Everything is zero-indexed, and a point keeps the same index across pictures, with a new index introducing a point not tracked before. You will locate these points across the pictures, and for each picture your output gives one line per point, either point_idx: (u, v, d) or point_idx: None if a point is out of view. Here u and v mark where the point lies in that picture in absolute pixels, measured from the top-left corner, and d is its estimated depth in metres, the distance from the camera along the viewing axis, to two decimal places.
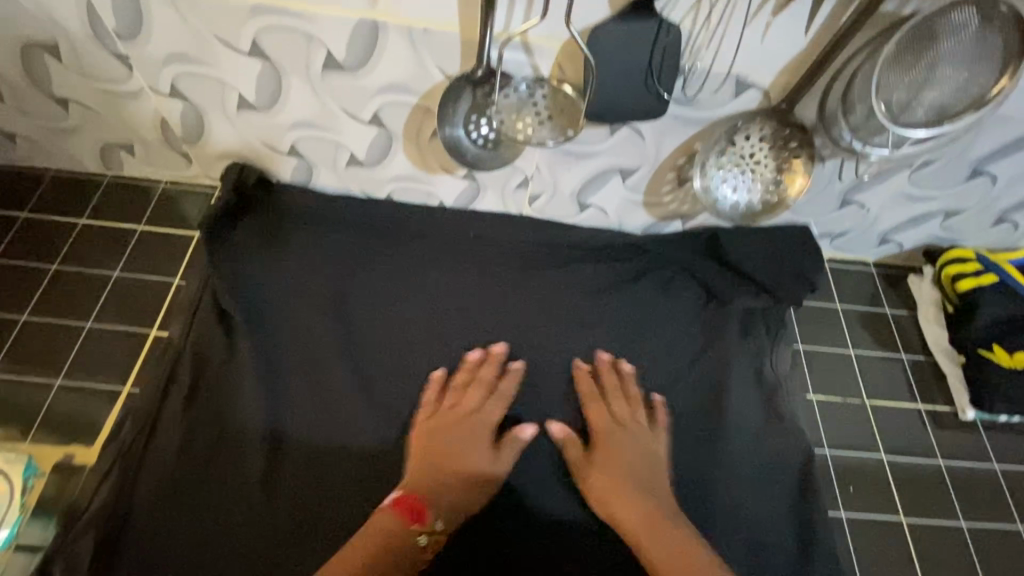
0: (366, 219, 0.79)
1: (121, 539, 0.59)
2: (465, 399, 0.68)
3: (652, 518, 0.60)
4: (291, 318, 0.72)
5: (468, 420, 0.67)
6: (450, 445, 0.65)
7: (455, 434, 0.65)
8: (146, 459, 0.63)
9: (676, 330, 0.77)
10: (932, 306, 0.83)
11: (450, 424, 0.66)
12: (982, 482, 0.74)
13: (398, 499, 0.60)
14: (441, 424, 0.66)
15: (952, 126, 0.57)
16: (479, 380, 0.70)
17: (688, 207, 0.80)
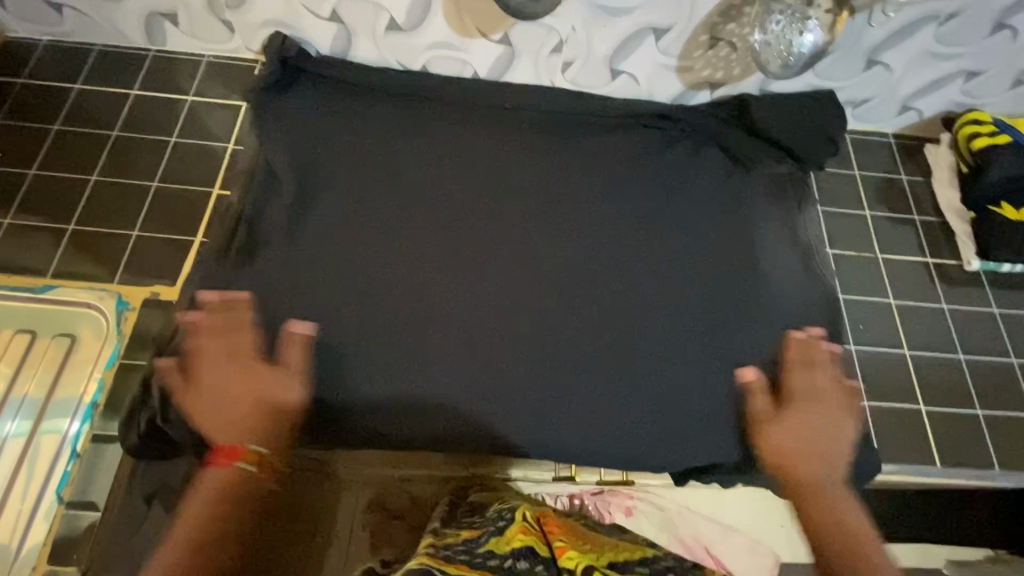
0: (403, 88, 0.82)
1: None
2: (218, 349, 0.63)
3: (811, 487, 0.60)
4: (340, 177, 0.76)
5: (238, 365, 0.62)
6: (217, 399, 0.61)
7: (225, 375, 0.61)
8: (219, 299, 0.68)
9: (706, 188, 0.81)
10: (947, 170, 0.87)
11: (249, 377, 0.62)
12: (983, 324, 0.80)
13: (227, 449, 0.59)
14: (217, 368, 0.62)
15: None
16: (230, 325, 0.65)
17: (715, 73, 0.82)
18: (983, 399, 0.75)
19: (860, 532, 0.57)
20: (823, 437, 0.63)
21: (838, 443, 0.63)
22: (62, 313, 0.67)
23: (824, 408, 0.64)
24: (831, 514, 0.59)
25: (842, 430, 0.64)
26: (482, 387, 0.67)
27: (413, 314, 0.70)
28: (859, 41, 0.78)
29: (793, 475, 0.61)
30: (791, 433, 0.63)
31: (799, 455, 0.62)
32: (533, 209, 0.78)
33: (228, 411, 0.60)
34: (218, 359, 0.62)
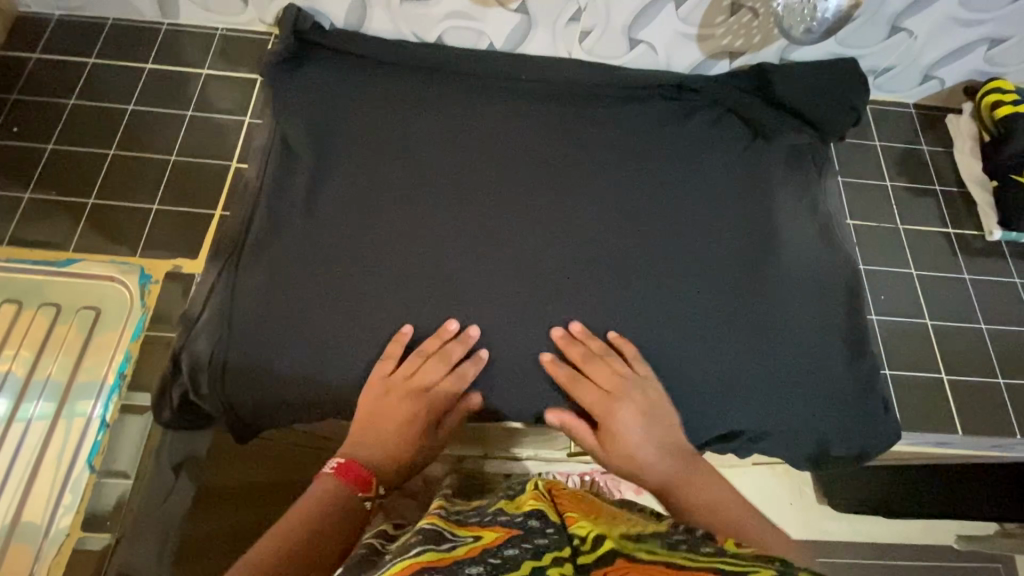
0: (419, 60, 0.81)
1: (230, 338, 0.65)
2: (434, 384, 0.64)
3: (663, 482, 0.60)
4: (357, 149, 0.76)
5: (408, 395, 0.63)
6: (374, 418, 0.61)
7: (386, 405, 0.62)
8: (241, 273, 0.68)
9: (726, 159, 0.80)
10: (969, 140, 0.86)
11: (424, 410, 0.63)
12: (1004, 294, 0.79)
13: (341, 464, 0.57)
14: (387, 397, 0.62)
15: None
16: (443, 355, 0.65)
17: (736, 42, 0.81)
18: (1004, 368, 0.75)
19: (735, 507, 0.56)
20: (655, 432, 0.63)
21: (666, 442, 0.63)
22: (86, 287, 0.69)
23: (631, 405, 0.64)
24: (718, 492, 0.59)
25: (667, 437, 0.63)
26: (504, 358, 0.68)
27: (433, 286, 0.70)
28: (881, 7, 0.76)
29: (629, 467, 0.62)
30: (618, 442, 0.63)
31: (624, 457, 0.62)
32: (551, 180, 0.78)
33: (381, 440, 0.60)
34: (380, 393, 0.63)
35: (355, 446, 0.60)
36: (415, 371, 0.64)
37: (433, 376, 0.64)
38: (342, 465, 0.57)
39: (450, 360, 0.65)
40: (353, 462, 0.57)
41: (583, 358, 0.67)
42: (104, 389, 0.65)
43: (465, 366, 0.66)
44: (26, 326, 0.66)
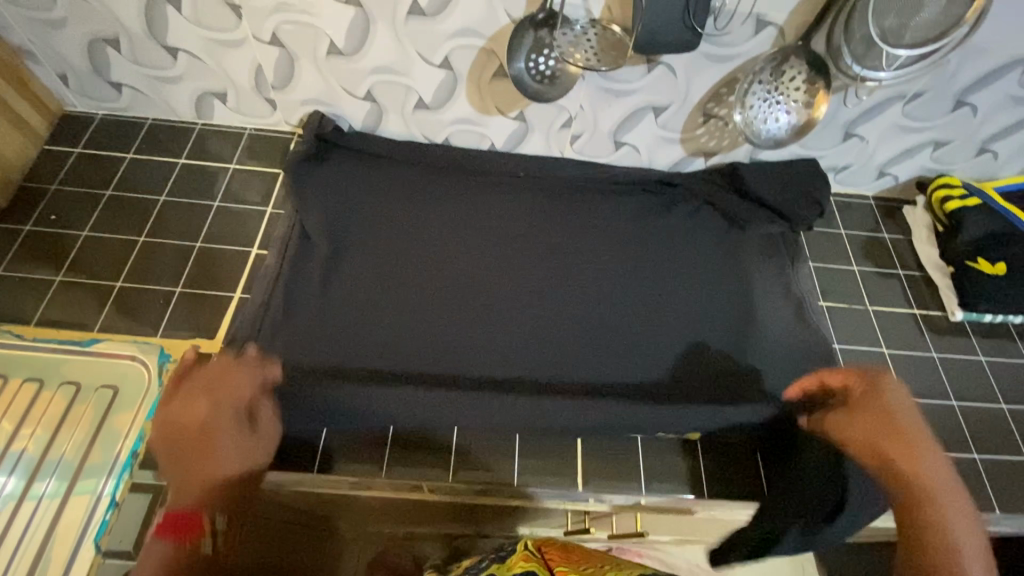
0: (428, 159, 0.90)
1: None
2: (221, 395, 0.61)
3: (923, 493, 0.51)
4: (369, 238, 0.82)
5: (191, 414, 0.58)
6: (173, 432, 0.58)
7: (179, 415, 0.58)
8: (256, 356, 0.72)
9: (705, 248, 0.88)
10: (925, 228, 0.95)
11: (217, 395, 0.60)
12: (972, 373, 0.85)
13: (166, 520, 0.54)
14: (173, 412, 0.59)
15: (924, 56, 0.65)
16: (230, 370, 0.63)
17: (714, 144, 0.91)
18: (978, 444, 0.79)
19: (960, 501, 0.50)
20: (923, 445, 0.54)
21: (952, 470, 0.52)
22: (106, 366, 0.71)
23: (899, 402, 0.57)
24: (966, 535, 0.47)
25: (948, 457, 0.53)
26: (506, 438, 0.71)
27: (437, 367, 0.74)
28: (834, 118, 0.85)
29: (900, 460, 0.53)
30: (871, 421, 0.57)
31: (891, 442, 0.54)
32: (549, 266, 0.84)
33: (190, 433, 0.57)
34: (161, 416, 0.59)
35: (171, 474, 0.56)
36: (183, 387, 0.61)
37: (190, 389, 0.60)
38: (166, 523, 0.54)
39: (227, 374, 0.62)
40: (172, 509, 0.54)
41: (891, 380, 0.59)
42: (114, 468, 0.65)
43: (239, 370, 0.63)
44: (50, 400, 0.69)
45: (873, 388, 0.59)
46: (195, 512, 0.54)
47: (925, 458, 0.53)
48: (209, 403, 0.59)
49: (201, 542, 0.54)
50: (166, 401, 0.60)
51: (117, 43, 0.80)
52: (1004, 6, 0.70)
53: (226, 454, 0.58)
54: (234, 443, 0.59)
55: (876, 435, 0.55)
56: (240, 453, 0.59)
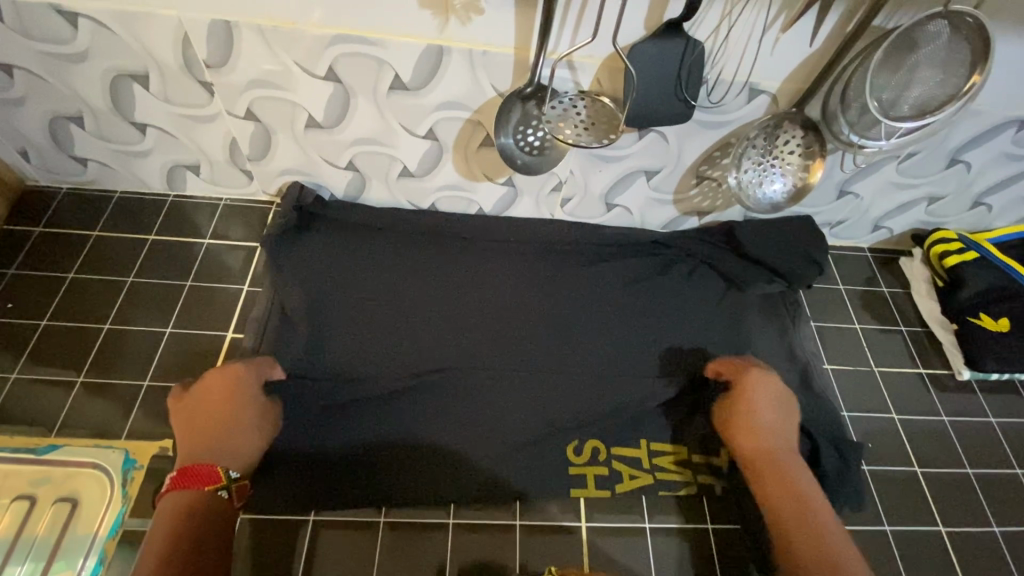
0: (414, 226, 0.86)
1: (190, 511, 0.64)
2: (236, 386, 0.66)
3: (772, 463, 0.64)
4: (355, 316, 0.78)
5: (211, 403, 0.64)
6: (196, 418, 0.63)
7: (202, 402, 0.64)
8: None
9: (703, 313, 0.85)
10: (924, 282, 0.93)
11: (232, 393, 0.65)
12: (984, 436, 0.82)
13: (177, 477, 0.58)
14: (199, 400, 0.64)
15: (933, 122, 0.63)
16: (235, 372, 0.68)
17: (708, 203, 0.89)
18: (996, 515, 0.76)
19: (790, 474, 0.63)
20: (773, 421, 0.68)
21: (782, 443, 0.66)
22: (63, 475, 0.65)
23: (769, 389, 0.70)
24: (811, 496, 0.61)
25: (786, 434, 0.67)
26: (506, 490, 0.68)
27: (428, 460, 0.69)
28: (828, 179, 0.84)
29: (755, 440, 0.66)
30: (742, 411, 0.69)
31: (740, 426, 0.68)
32: (545, 339, 0.81)
33: (215, 416, 0.63)
34: (186, 400, 0.64)
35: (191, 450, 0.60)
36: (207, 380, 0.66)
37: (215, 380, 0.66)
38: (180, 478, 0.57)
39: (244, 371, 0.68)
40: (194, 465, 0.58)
41: (760, 372, 0.72)
42: None
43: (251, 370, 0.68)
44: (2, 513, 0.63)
45: (743, 381, 0.71)
46: (216, 471, 0.58)
47: (757, 431, 0.67)
48: (234, 394, 0.65)
49: (219, 491, 0.58)
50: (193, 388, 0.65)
51: (80, 119, 0.76)
52: (998, 68, 0.70)
53: (242, 442, 0.63)
54: (246, 438, 0.63)
55: (733, 424, 0.68)
56: (250, 440, 0.64)
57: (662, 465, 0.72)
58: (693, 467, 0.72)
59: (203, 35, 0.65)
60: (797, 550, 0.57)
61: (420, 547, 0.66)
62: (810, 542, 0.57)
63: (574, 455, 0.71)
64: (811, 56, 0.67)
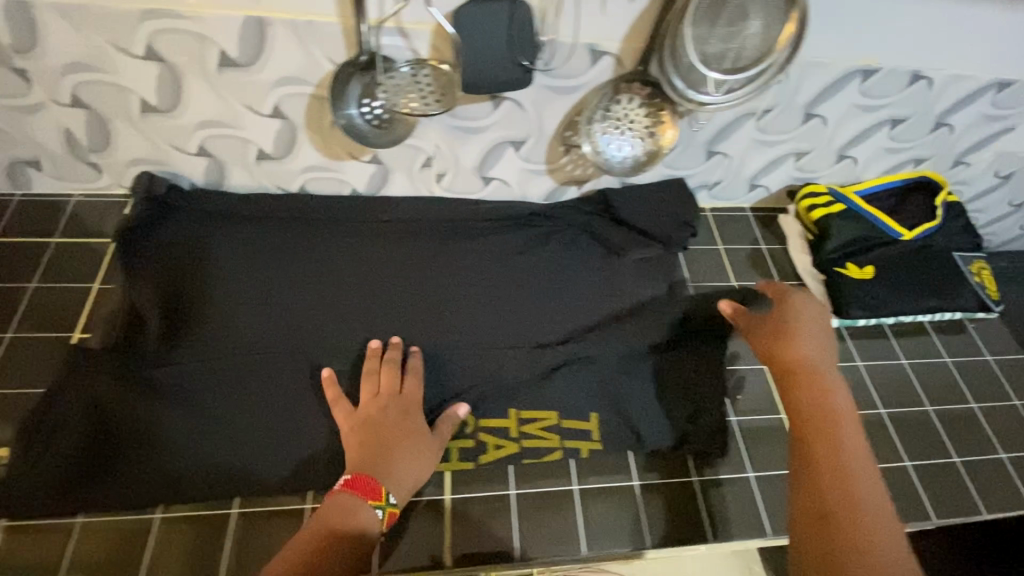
0: (282, 212, 0.83)
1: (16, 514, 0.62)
2: (394, 384, 0.70)
3: (806, 367, 0.64)
4: (215, 307, 0.75)
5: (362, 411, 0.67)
6: (384, 430, 0.65)
7: (387, 416, 0.67)
8: (49, 442, 0.64)
9: (581, 281, 0.86)
10: (798, 238, 0.95)
11: (412, 407, 0.69)
12: (850, 380, 0.85)
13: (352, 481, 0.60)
14: (384, 413, 0.67)
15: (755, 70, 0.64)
16: (392, 369, 0.72)
17: (583, 172, 0.89)
18: None
19: (820, 379, 0.62)
20: (817, 337, 0.68)
21: (820, 355, 0.65)
22: None
23: (810, 310, 0.71)
24: (840, 408, 0.59)
25: (829, 352, 0.66)
26: (443, 432, 0.69)
27: (285, 449, 0.68)
28: (693, 139, 0.85)
29: (798, 343, 0.66)
30: (779, 321, 0.70)
31: (788, 336, 0.67)
32: (421, 319, 0.80)
33: (386, 425, 0.66)
34: (362, 416, 0.66)
35: (359, 461, 0.62)
36: (380, 390, 0.70)
37: (408, 389, 0.70)
38: (352, 481, 0.60)
39: (410, 363, 0.73)
40: (362, 476, 0.60)
41: (803, 298, 0.73)
42: None
43: (409, 363, 0.73)
44: None
45: (785, 297, 0.73)
46: (380, 488, 0.60)
47: (803, 344, 0.66)
48: (415, 397, 0.70)
49: (377, 509, 0.59)
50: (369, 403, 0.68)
51: None
52: (825, 17, 0.72)
53: (421, 447, 0.66)
54: (426, 443, 0.67)
55: (776, 330, 0.69)
56: (435, 448, 0.67)
57: (530, 432, 0.73)
58: (560, 433, 0.73)
59: (3, 16, 0.62)
60: (815, 461, 0.55)
61: (271, 541, 0.64)
62: (836, 474, 0.53)
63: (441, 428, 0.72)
64: (641, 14, 0.68)
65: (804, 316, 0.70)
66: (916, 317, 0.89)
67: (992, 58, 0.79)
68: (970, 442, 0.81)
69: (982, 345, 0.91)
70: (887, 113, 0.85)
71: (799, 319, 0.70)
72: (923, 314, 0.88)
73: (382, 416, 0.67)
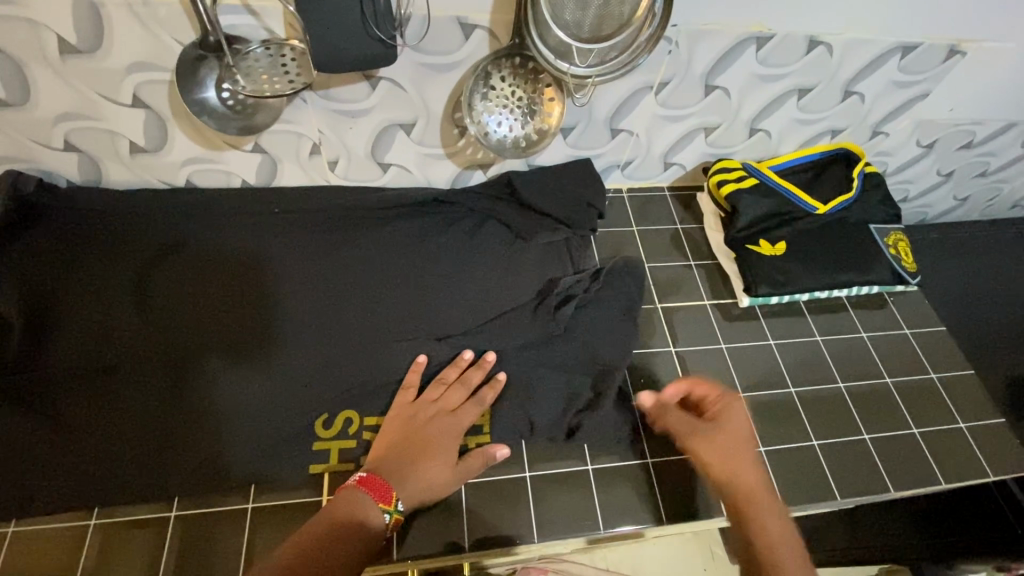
0: (163, 207, 0.79)
1: None
2: (458, 397, 0.69)
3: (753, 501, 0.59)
4: (85, 307, 0.71)
5: (423, 416, 0.67)
6: (416, 439, 0.65)
7: (433, 426, 0.66)
8: None
9: (484, 266, 0.82)
10: (712, 216, 0.92)
11: (455, 426, 0.67)
12: (762, 359, 0.82)
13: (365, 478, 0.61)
14: (430, 422, 0.67)
15: (621, 36, 0.62)
16: (463, 381, 0.71)
17: (485, 155, 0.86)
18: (765, 435, 0.75)
19: (759, 498, 0.59)
20: (747, 447, 0.63)
21: (757, 471, 0.62)
22: None
23: (737, 414, 0.66)
24: (780, 523, 0.58)
25: (757, 458, 0.63)
26: (472, 462, 0.66)
27: (154, 453, 0.64)
28: (592, 116, 0.82)
29: (744, 476, 0.61)
30: (722, 447, 0.63)
31: (726, 457, 0.62)
32: (309, 311, 0.76)
33: (417, 439, 0.65)
34: (410, 416, 0.67)
35: (383, 459, 0.64)
36: (440, 398, 0.69)
37: (466, 405, 0.69)
38: (365, 478, 0.61)
39: (487, 392, 0.70)
40: (375, 476, 0.62)
41: (735, 402, 0.67)
42: None
43: (484, 391, 0.70)
44: None
45: (725, 414, 0.66)
46: (391, 492, 0.61)
47: (741, 461, 0.62)
48: (466, 424, 0.68)
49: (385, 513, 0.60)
50: (440, 406, 0.68)
51: None
52: None
53: (442, 472, 0.64)
54: (445, 470, 0.64)
55: (716, 455, 0.63)
56: (455, 478, 0.65)
57: None
58: None
59: None
60: None
61: (133, 551, 0.61)
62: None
63: (321, 430, 0.68)
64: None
65: (732, 428, 0.65)
66: (832, 293, 0.86)
67: (888, 20, 0.77)
68: (883, 418, 0.79)
69: (900, 318, 0.89)
70: (791, 83, 0.82)
71: (729, 435, 0.64)
72: (838, 289, 0.86)
73: (433, 427, 0.66)
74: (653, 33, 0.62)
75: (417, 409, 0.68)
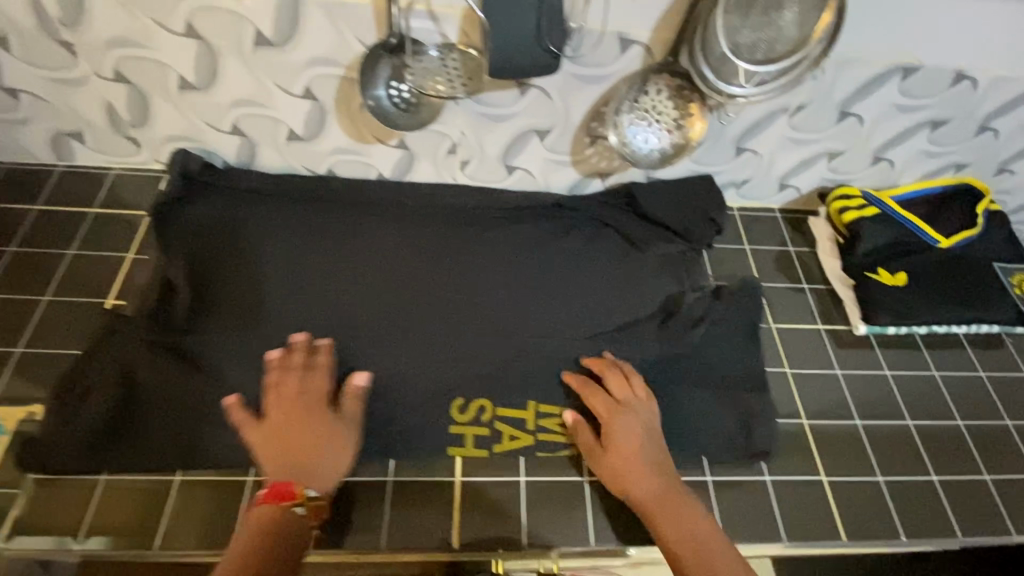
0: (309, 192, 0.84)
1: (48, 462, 0.64)
2: (292, 384, 0.68)
3: (666, 493, 0.64)
4: (241, 279, 0.77)
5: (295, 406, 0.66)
6: (300, 430, 0.65)
7: (304, 412, 0.66)
8: (84, 401, 0.67)
9: (603, 272, 0.84)
10: (828, 241, 0.92)
11: (316, 402, 0.67)
12: (878, 388, 0.82)
13: (270, 494, 0.59)
14: (300, 412, 0.66)
15: (789, 60, 0.63)
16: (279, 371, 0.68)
17: (609, 164, 0.88)
18: (882, 464, 0.75)
19: (656, 511, 0.63)
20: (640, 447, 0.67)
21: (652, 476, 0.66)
22: None
23: (634, 419, 0.69)
24: (696, 529, 0.61)
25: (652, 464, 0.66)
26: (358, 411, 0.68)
27: None
28: (721, 133, 0.83)
29: (633, 482, 0.65)
30: (617, 450, 0.67)
31: (616, 464, 0.67)
32: (439, 301, 0.79)
33: (304, 429, 0.65)
34: (284, 419, 0.65)
35: (276, 472, 0.62)
36: (282, 390, 0.67)
37: (305, 382, 0.68)
38: (268, 496, 0.59)
39: (316, 358, 0.70)
40: (278, 485, 0.60)
41: (627, 414, 0.69)
42: None
43: (313, 361, 0.70)
44: None
45: (608, 424, 0.69)
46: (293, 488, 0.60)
47: (632, 474, 0.66)
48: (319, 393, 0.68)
49: (296, 506, 0.59)
50: (288, 401, 0.66)
51: None
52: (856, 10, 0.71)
53: (340, 438, 0.66)
54: (344, 442, 0.66)
55: (611, 467, 0.67)
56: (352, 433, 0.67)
57: (548, 426, 0.72)
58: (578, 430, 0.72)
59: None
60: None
61: None
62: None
63: (457, 413, 0.71)
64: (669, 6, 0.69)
65: (626, 440, 0.68)
66: (951, 328, 0.85)
67: None
68: (1002, 460, 0.77)
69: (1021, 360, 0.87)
70: (927, 115, 0.82)
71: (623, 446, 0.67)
72: (958, 325, 0.85)
73: (305, 410, 0.66)
74: (816, 60, 0.64)
75: (282, 410, 0.66)
